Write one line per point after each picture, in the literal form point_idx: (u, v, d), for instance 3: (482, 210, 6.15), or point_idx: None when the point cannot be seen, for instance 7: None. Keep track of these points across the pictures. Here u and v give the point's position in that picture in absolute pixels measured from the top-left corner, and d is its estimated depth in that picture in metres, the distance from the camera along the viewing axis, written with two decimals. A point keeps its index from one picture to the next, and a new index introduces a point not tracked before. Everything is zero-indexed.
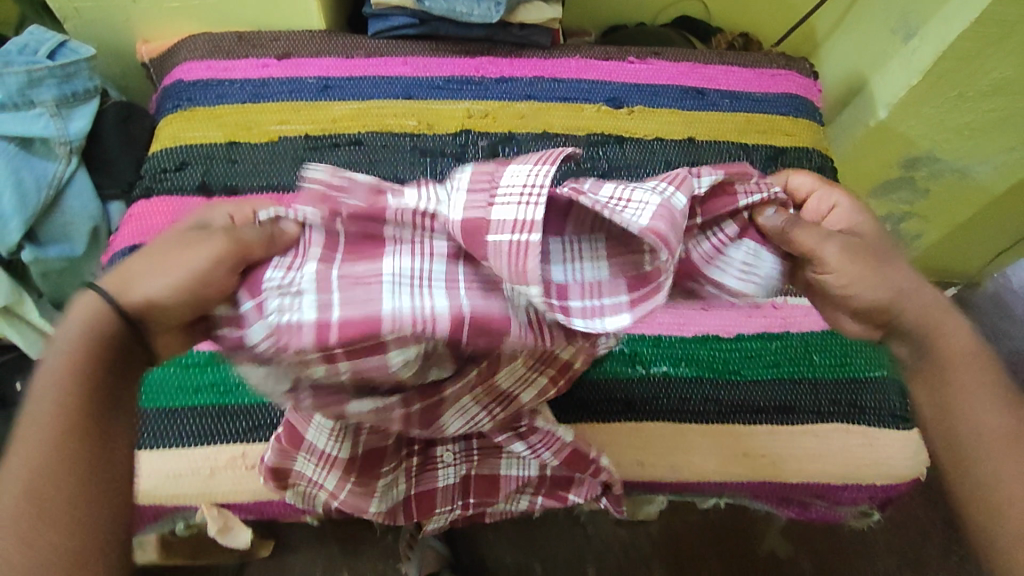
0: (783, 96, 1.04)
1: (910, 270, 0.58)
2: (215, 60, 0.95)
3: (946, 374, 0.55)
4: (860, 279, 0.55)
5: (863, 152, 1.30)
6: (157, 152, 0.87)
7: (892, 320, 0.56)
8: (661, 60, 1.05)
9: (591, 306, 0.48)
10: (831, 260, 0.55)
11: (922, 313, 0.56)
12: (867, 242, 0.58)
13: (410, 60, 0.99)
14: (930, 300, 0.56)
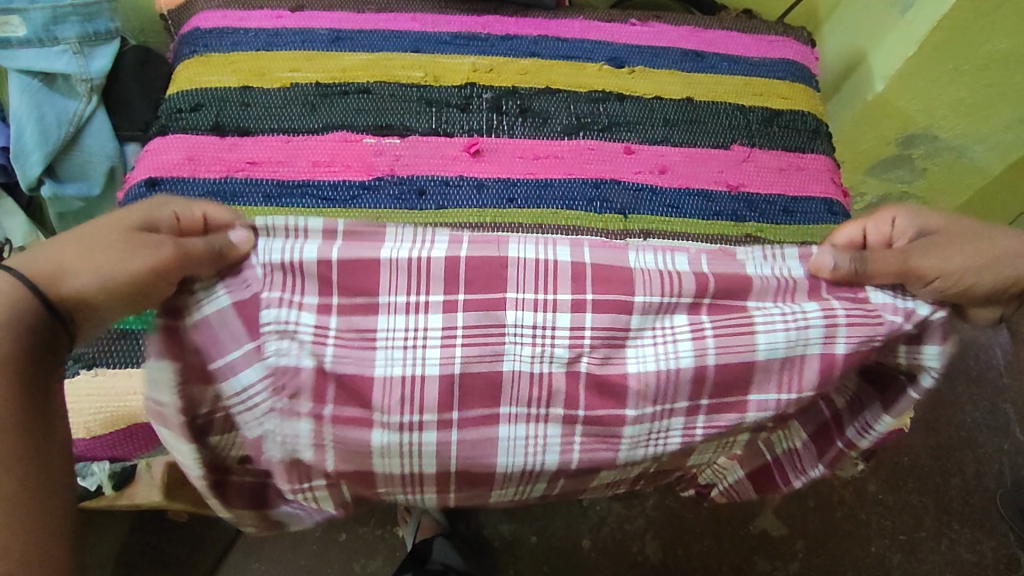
0: (780, 61, 1.07)
1: (1002, 239, 0.76)
2: (230, 10, 0.98)
3: None
4: (961, 258, 0.73)
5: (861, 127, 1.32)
6: (173, 94, 0.90)
7: (1018, 291, 0.76)
8: (662, 24, 1.08)
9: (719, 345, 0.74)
10: (937, 267, 0.73)
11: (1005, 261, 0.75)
12: (949, 230, 0.77)
13: (418, 17, 1.02)
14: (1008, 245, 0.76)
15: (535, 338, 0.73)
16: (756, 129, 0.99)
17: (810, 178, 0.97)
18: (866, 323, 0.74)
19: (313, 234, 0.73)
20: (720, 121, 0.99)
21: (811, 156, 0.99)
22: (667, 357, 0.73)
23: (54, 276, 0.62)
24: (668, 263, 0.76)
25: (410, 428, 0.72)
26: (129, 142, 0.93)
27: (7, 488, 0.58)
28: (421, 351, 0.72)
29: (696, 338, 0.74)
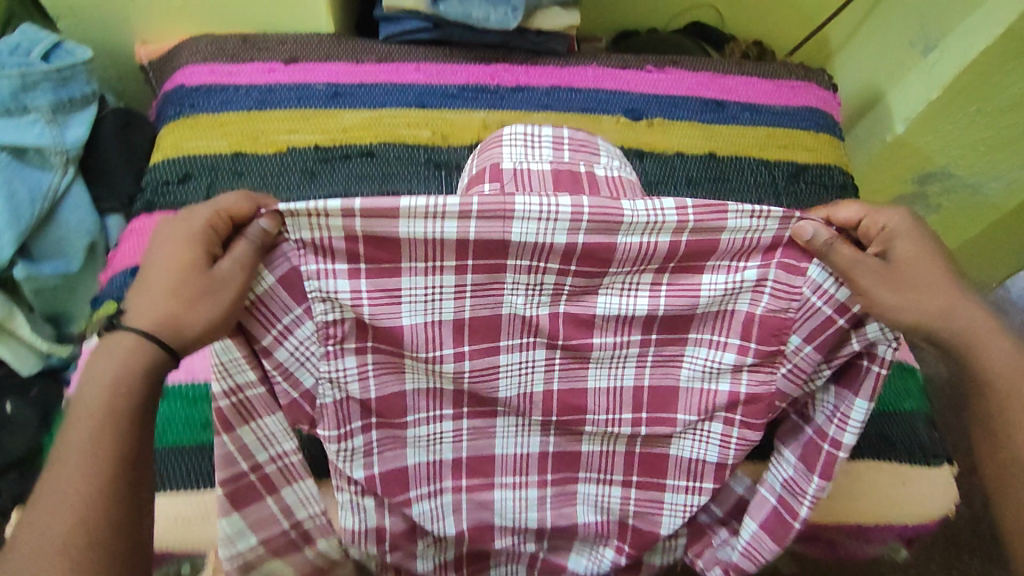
0: (803, 109, 1.02)
1: (953, 286, 0.65)
2: (219, 64, 0.91)
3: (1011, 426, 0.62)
4: (910, 298, 0.63)
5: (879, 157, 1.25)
6: (159, 163, 0.83)
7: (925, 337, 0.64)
8: (680, 70, 1.02)
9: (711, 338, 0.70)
10: (880, 293, 0.62)
11: (967, 332, 0.64)
12: (914, 261, 0.64)
13: (423, 67, 0.95)
14: (970, 305, 0.64)
15: (532, 288, 0.65)
16: (781, 188, 0.95)
17: None
18: (785, 298, 0.67)
19: (335, 216, 0.57)
20: (742, 179, 0.94)
21: None
22: (714, 372, 0.71)
23: (154, 330, 0.56)
24: (654, 234, 0.62)
25: (436, 420, 0.72)
26: (111, 215, 0.86)
27: (115, 546, 0.51)
28: (442, 302, 0.64)
29: (656, 275, 0.66)
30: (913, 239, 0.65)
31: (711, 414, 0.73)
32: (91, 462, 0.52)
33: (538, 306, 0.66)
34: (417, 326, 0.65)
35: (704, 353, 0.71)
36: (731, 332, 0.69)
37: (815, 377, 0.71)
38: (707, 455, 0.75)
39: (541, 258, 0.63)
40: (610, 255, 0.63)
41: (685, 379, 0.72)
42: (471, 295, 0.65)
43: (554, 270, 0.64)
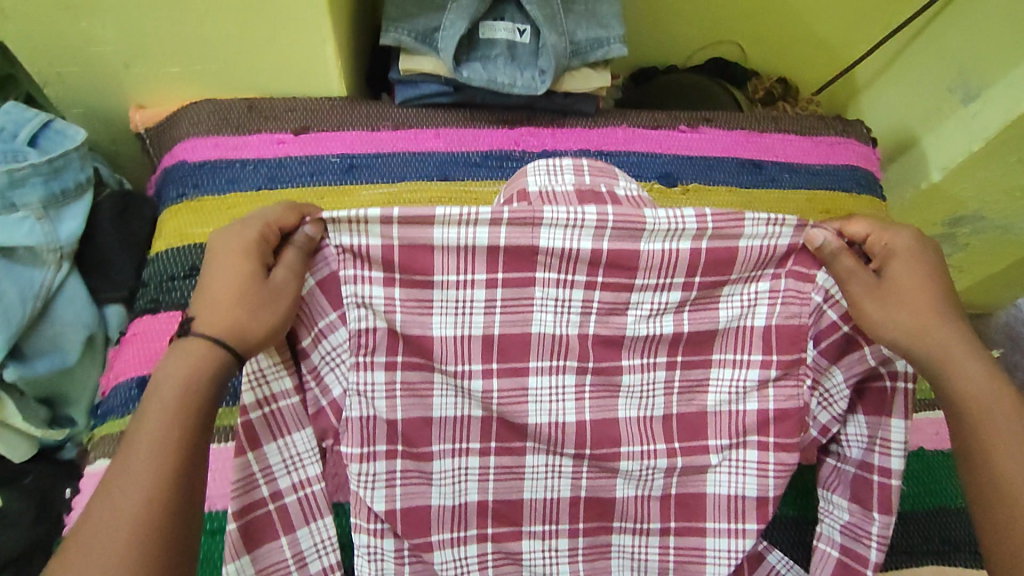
0: (844, 169, 0.97)
1: (946, 315, 0.66)
2: (223, 136, 0.84)
3: (989, 431, 0.61)
4: (897, 313, 0.65)
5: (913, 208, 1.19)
6: (161, 253, 0.77)
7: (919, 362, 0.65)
8: (714, 128, 0.96)
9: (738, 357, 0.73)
10: (869, 306, 0.66)
11: (944, 352, 0.64)
12: (904, 283, 0.66)
13: (442, 132, 0.89)
14: (957, 335, 0.65)
15: (555, 370, 0.72)
16: None
17: None
18: (799, 305, 0.71)
19: (374, 226, 0.63)
20: None
21: None
22: (742, 391, 0.73)
23: (218, 332, 0.58)
24: (675, 240, 0.67)
25: (462, 454, 0.73)
26: (110, 304, 0.79)
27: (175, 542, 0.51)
28: (473, 316, 0.69)
29: (685, 289, 0.70)
30: (911, 262, 0.67)
31: (741, 442, 0.74)
32: (153, 455, 0.53)
33: (566, 325, 0.71)
34: (446, 335, 0.69)
35: (729, 374, 0.74)
36: (754, 348, 0.72)
37: (835, 396, 0.74)
38: (746, 489, 0.74)
39: (569, 271, 0.68)
40: (635, 262, 0.68)
41: (712, 406, 0.75)
42: (501, 311, 0.69)
43: (581, 283, 0.69)
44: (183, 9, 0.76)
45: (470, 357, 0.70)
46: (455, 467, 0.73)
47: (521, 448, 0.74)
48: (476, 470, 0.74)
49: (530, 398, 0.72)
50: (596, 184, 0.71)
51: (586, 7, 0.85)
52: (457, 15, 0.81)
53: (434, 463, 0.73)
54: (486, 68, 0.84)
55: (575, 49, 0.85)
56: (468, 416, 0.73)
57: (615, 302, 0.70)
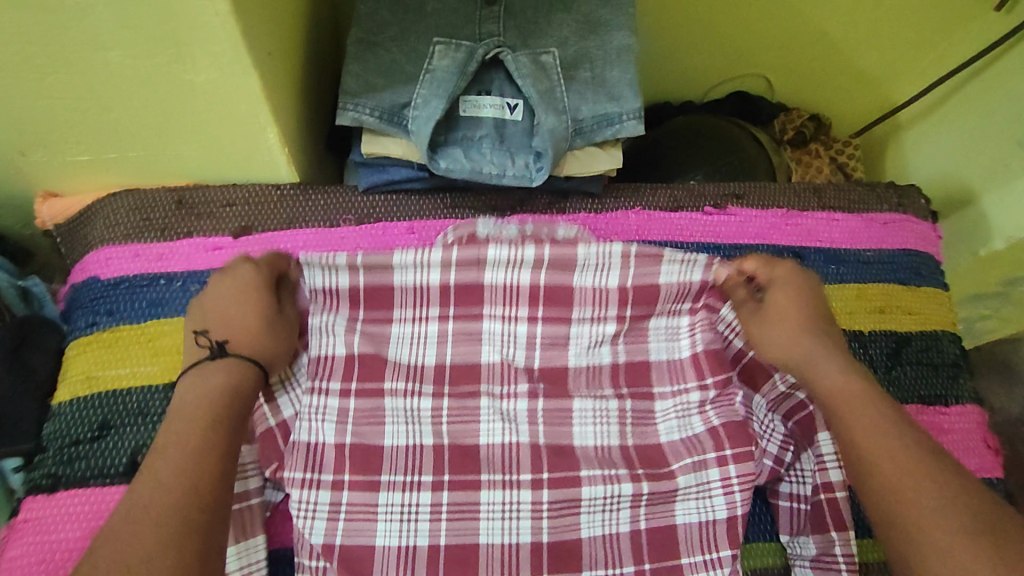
0: (900, 256, 0.81)
1: (820, 338, 0.57)
2: (145, 244, 0.69)
3: (867, 444, 0.51)
4: (770, 342, 0.59)
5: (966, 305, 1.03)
6: (64, 406, 0.63)
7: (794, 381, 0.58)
8: (745, 207, 0.80)
9: (679, 388, 0.64)
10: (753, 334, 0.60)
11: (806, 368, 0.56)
12: (786, 311, 0.58)
13: (417, 227, 0.73)
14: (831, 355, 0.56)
15: (508, 423, 0.62)
16: (879, 373, 0.75)
17: (956, 445, 0.74)
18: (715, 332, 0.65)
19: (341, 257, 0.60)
20: None
21: (955, 412, 0.75)
22: (687, 417, 0.63)
23: (245, 350, 0.54)
24: (603, 276, 0.62)
25: (413, 487, 0.59)
26: (6, 458, 0.63)
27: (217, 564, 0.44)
28: (426, 347, 0.64)
29: (620, 320, 0.64)
30: (796, 294, 0.59)
31: (701, 459, 0.61)
32: (204, 449, 0.48)
33: (513, 357, 0.63)
34: (396, 448, 0.60)
35: (671, 403, 0.64)
36: (687, 374, 0.64)
37: (772, 428, 0.64)
38: (715, 511, 0.60)
39: (512, 381, 0.63)
40: (570, 300, 0.63)
41: (665, 435, 0.64)
42: (449, 419, 0.62)
43: (525, 391, 0.63)
44: (76, 99, 0.57)
45: (421, 381, 0.62)
46: (404, 506, 0.59)
47: (479, 478, 0.60)
48: (429, 510, 0.59)
49: (479, 420, 0.62)
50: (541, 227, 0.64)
51: (593, 73, 0.69)
52: (431, 91, 0.66)
53: (379, 495, 0.59)
54: (469, 155, 0.68)
55: (579, 127, 0.68)
56: (419, 445, 0.60)
57: (558, 335, 0.64)
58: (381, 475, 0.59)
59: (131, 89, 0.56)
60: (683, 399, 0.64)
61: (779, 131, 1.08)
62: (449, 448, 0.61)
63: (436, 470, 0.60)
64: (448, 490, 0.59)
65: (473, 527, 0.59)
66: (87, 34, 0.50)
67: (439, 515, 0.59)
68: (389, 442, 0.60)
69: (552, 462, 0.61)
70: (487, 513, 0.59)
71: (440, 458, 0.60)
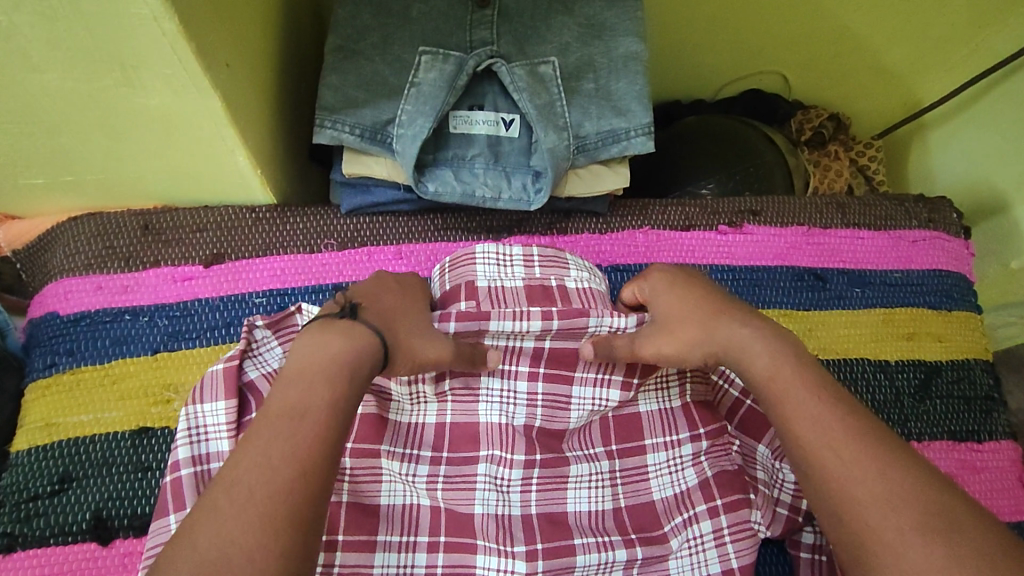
0: (929, 277, 0.75)
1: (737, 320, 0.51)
2: (109, 275, 0.64)
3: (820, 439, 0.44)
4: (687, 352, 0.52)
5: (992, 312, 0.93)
6: (21, 455, 0.59)
7: None
8: (762, 225, 0.74)
9: (671, 439, 0.59)
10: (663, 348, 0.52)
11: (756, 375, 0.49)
12: (677, 314, 0.53)
13: (405, 251, 0.67)
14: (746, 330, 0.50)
15: (501, 490, 0.57)
16: (907, 407, 0.69)
17: (990, 485, 0.68)
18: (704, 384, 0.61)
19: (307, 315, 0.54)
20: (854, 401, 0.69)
21: (989, 449, 0.69)
22: (680, 475, 0.59)
23: (375, 319, 0.48)
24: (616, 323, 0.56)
25: (410, 547, 0.54)
26: None
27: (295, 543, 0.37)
28: (427, 406, 0.58)
29: (626, 388, 0.59)
30: (678, 293, 0.54)
31: (691, 514, 0.57)
32: (318, 420, 0.41)
33: (512, 418, 0.58)
34: (392, 508, 0.55)
35: (664, 457, 0.59)
36: (680, 428, 0.59)
37: (780, 477, 0.57)
38: (709, 566, 0.55)
39: (508, 447, 0.57)
40: (572, 355, 0.58)
41: (656, 490, 0.59)
42: (444, 486, 0.57)
43: (521, 460, 0.57)
44: (15, 124, 0.51)
45: (421, 442, 0.57)
46: (400, 568, 0.53)
47: (474, 539, 0.55)
48: (424, 572, 0.54)
49: (477, 483, 0.57)
50: (548, 279, 0.60)
51: (598, 84, 0.63)
52: (417, 108, 0.59)
53: (374, 556, 0.53)
54: (460, 177, 0.62)
55: (582, 144, 0.62)
56: (415, 506, 0.55)
57: (559, 395, 0.58)
58: (376, 534, 0.53)
59: (76, 112, 0.50)
60: (671, 449, 0.59)
61: (795, 131, 1.01)
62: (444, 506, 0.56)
63: (432, 528, 0.55)
64: (444, 550, 0.54)
65: None
66: (16, 54, 0.44)
67: None
68: (383, 501, 0.55)
69: (547, 525, 0.57)
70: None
71: (436, 517, 0.55)
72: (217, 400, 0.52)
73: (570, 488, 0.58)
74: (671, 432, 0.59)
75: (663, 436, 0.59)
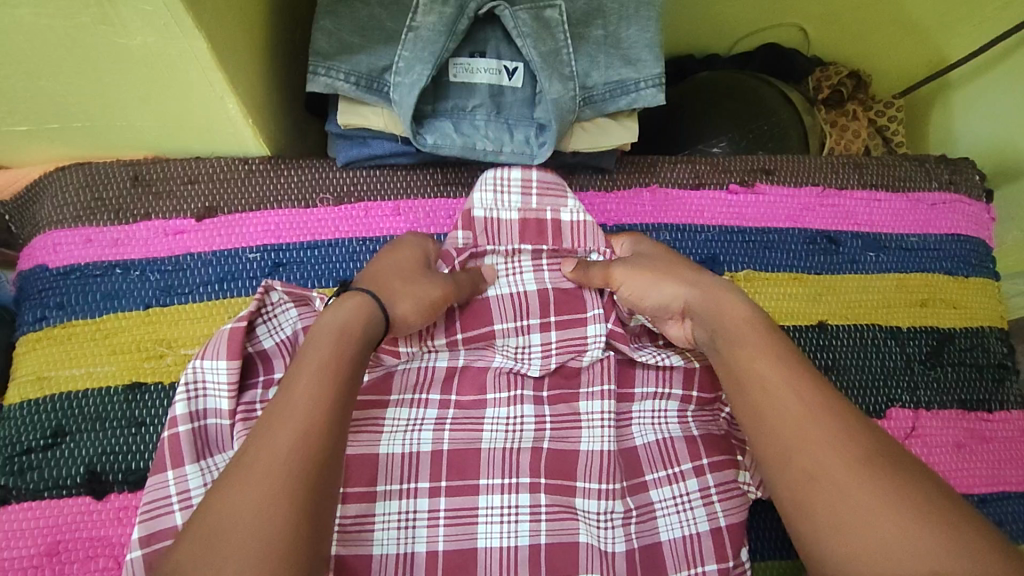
0: (947, 242, 0.72)
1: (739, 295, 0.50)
2: (99, 227, 0.62)
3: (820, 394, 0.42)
4: (658, 287, 0.53)
5: (1009, 279, 0.90)
6: (14, 409, 0.58)
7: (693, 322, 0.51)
8: (775, 184, 0.71)
9: (659, 392, 0.58)
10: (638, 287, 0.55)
11: (764, 331, 0.47)
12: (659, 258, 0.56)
13: (403, 207, 0.65)
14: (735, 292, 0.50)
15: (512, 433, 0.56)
16: (917, 375, 0.67)
17: (999, 456, 0.66)
18: None
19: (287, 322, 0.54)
20: (864, 369, 0.67)
21: (999, 418, 0.68)
22: (664, 426, 0.57)
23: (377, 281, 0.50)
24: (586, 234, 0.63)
25: (410, 495, 0.53)
26: None
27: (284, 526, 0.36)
28: (437, 355, 0.58)
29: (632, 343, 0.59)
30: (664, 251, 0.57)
31: (677, 471, 0.55)
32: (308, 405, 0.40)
33: (529, 369, 0.58)
34: (392, 457, 0.54)
35: (650, 406, 0.58)
36: (674, 382, 0.58)
37: None
38: (697, 525, 0.54)
39: (519, 382, 0.58)
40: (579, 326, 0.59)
41: (639, 439, 0.57)
42: (451, 429, 0.56)
43: (531, 398, 0.58)
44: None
45: (428, 389, 0.57)
46: (402, 515, 0.53)
47: (477, 482, 0.54)
48: (426, 518, 0.53)
49: (484, 424, 0.56)
50: (544, 210, 0.63)
51: (607, 31, 0.60)
52: (415, 54, 0.56)
53: (375, 505, 0.52)
54: (460, 129, 0.59)
55: (589, 95, 0.59)
56: (415, 453, 0.54)
57: (573, 338, 0.59)
58: (375, 485, 0.53)
59: (55, 51, 0.47)
60: (653, 399, 0.58)
61: (812, 89, 0.97)
62: (447, 452, 0.55)
63: (433, 474, 0.54)
64: (446, 496, 0.54)
65: (472, 531, 0.53)
66: None
67: (436, 524, 0.53)
68: (383, 450, 0.54)
69: (553, 461, 0.55)
70: (485, 520, 0.53)
71: (437, 463, 0.54)
72: (220, 359, 0.50)
73: (585, 432, 0.56)
74: (660, 386, 0.58)
75: (649, 391, 0.58)
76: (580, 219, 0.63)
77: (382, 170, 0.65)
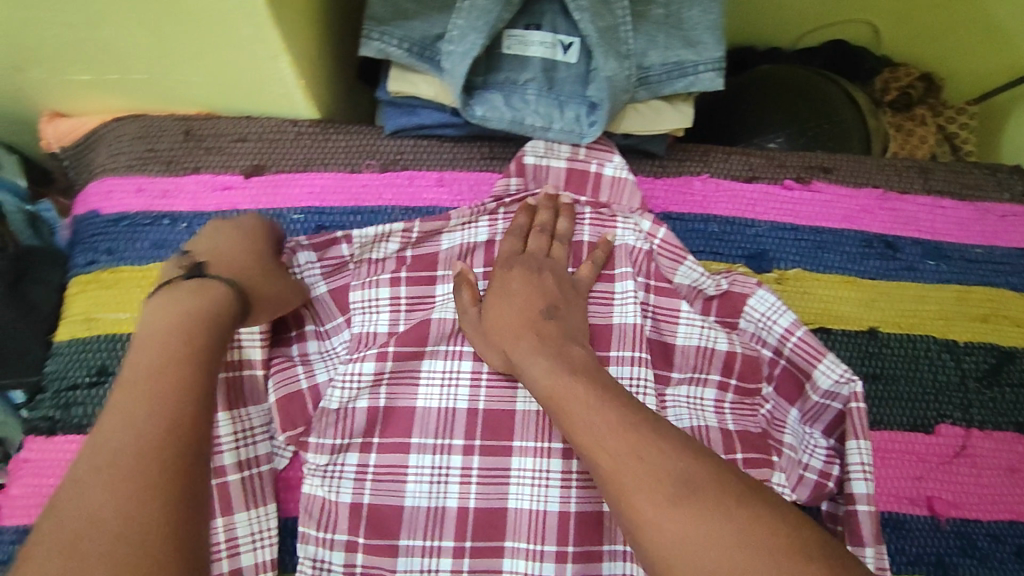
0: (1015, 256, 0.68)
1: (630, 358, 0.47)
2: (151, 178, 0.63)
3: None
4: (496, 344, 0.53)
5: None
6: (64, 346, 0.60)
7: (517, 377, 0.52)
8: (832, 183, 0.68)
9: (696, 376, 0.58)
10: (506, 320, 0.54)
11: None
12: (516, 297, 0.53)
13: (447, 178, 0.64)
14: None
15: None
16: (972, 393, 0.64)
17: None
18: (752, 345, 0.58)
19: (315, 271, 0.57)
20: (914, 382, 0.63)
21: None
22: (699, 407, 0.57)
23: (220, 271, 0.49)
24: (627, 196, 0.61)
25: (444, 451, 0.54)
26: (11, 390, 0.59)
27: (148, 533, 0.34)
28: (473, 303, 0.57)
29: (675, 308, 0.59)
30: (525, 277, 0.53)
31: None
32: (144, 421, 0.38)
33: None
34: (427, 411, 0.54)
35: (686, 392, 0.57)
36: (713, 366, 0.58)
37: (811, 443, 0.56)
38: None
39: None
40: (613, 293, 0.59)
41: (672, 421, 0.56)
42: (488, 386, 0.55)
43: None
44: (52, 10, 0.49)
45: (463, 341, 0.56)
46: (435, 468, 0.53)
47: (508, 443, 0.54)
48: (458, 475, 0.53)
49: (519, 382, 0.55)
50: (589, 163, 0.61)
51: (667, 10, 0.58)
52: (469, 23, 0.55)
53: (409, 457, 0.54)
54: (510, 102, 0.58)
55: (644, 76, 0.58)
56: (452, 409, 0.55)
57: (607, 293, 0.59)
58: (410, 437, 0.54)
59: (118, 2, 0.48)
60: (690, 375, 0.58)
61: (879, 90, 0.92)
62: (483, 412, 0.54)
63: (467, 432, 0.54)
64: (479, 454, 0.54)
65: (503, 490, 0.53)
66: None
67: (468, 481, 0.53)
68: (421, 404, 0.55)
69: None
70: (517, 481, 0.53)
71: (472, 423, 0.54)
72: None
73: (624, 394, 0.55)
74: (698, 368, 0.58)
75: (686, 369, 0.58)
76: (623, 175, 0.61)
77: (428, 140, 0.65)
